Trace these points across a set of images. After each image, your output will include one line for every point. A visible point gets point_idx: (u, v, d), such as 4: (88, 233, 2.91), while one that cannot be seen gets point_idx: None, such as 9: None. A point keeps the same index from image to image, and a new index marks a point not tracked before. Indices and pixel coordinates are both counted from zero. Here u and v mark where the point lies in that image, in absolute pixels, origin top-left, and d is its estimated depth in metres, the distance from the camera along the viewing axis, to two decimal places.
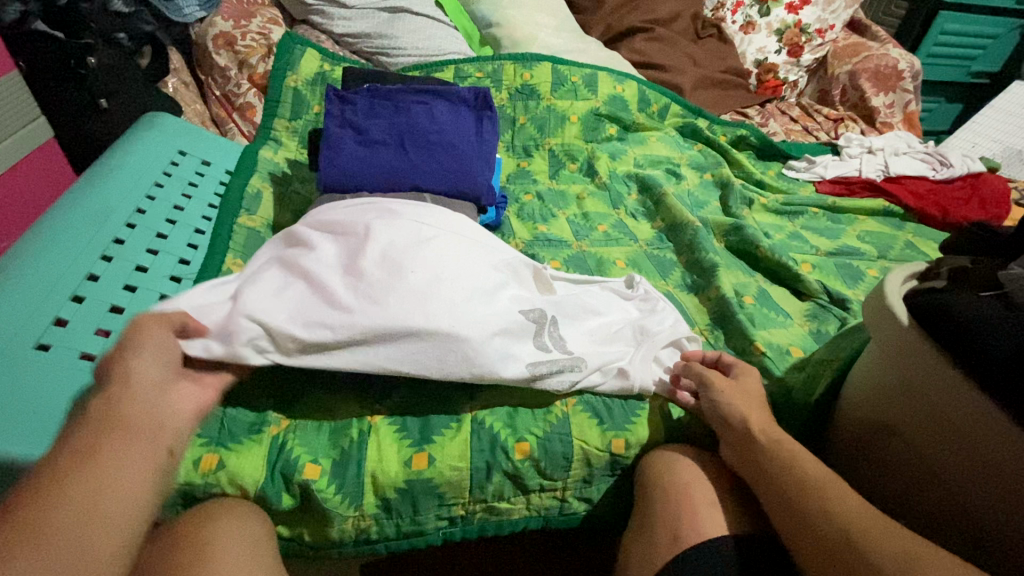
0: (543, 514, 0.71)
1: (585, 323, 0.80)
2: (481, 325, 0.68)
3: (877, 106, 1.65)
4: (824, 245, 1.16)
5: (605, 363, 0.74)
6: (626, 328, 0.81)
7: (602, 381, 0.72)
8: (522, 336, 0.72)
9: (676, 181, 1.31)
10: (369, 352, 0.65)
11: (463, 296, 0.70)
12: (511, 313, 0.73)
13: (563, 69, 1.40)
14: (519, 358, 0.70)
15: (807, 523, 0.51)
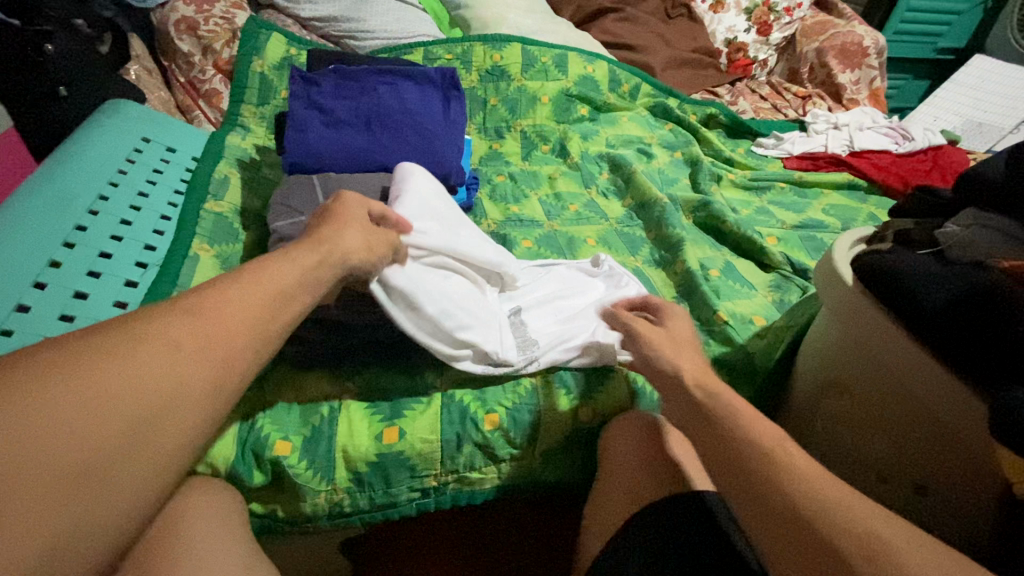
0: (514, 482, 0.73)
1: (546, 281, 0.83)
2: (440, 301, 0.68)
3: (845, 82, 1.68)
4: (790, 219, 1.19)
5: (565, 341, 0.75)
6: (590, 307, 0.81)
7: (565, 356, 0.73)
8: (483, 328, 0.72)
9: (647, 159, 1.33)
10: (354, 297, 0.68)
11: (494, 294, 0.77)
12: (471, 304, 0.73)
13: (533, 50, 1.40)
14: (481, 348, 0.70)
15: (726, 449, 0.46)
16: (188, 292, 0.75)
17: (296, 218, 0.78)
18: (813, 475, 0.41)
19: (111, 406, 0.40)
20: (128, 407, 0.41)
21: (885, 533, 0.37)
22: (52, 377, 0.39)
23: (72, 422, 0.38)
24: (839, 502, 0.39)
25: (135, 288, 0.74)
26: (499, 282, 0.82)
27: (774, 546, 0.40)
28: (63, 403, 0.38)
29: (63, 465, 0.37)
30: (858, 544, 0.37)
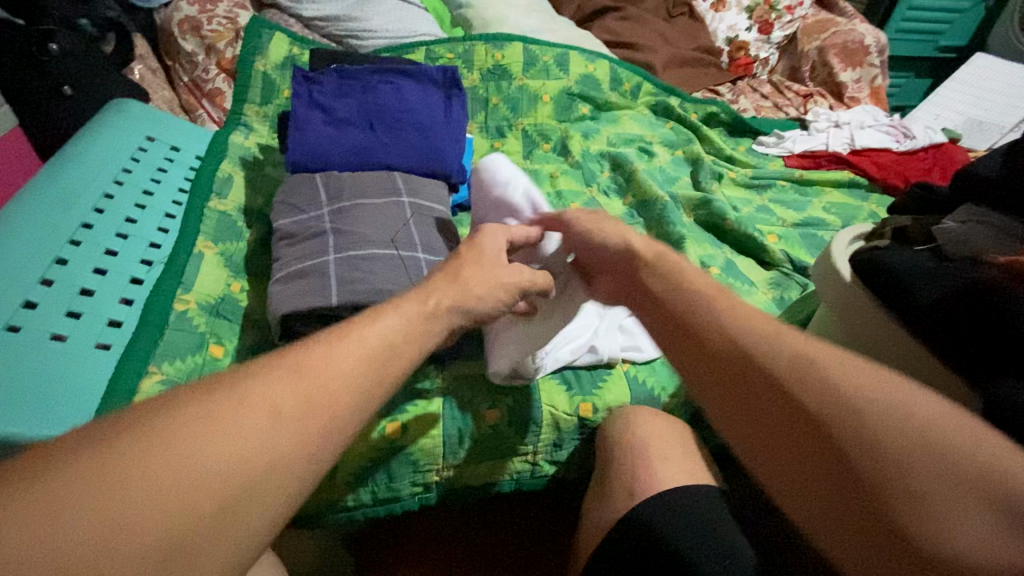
0: (515, 478, 0.74)
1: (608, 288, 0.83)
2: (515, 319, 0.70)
3: (845, 81, 1.68)
4: (791, 217, 1.19)
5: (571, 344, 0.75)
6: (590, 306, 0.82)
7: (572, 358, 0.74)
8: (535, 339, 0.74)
9: (648, 158, 1.33)
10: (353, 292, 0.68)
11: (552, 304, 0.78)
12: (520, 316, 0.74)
13: (535, 48, 1.40)
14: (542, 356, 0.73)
15: (690, 330, 0.44)
16: (193, 289, 0.76)
17: (299, 216, 0.79)
18: (796, 350, 0.39)
19: (268, 428, 0.34)
20: (292, 428, 0.35)
21: (860, 399, 0.35)
22: (157, 422, 0.32)
23: (229, 445, 0.32)
24: (814, 375, 0.37)
25: (140, 285, 0.75)
26: None
27: (746, 420, 0.38)
28: (208, 430, 0.33)
29: (222, 490, 0.31)
30: (829, 417, 0.35)
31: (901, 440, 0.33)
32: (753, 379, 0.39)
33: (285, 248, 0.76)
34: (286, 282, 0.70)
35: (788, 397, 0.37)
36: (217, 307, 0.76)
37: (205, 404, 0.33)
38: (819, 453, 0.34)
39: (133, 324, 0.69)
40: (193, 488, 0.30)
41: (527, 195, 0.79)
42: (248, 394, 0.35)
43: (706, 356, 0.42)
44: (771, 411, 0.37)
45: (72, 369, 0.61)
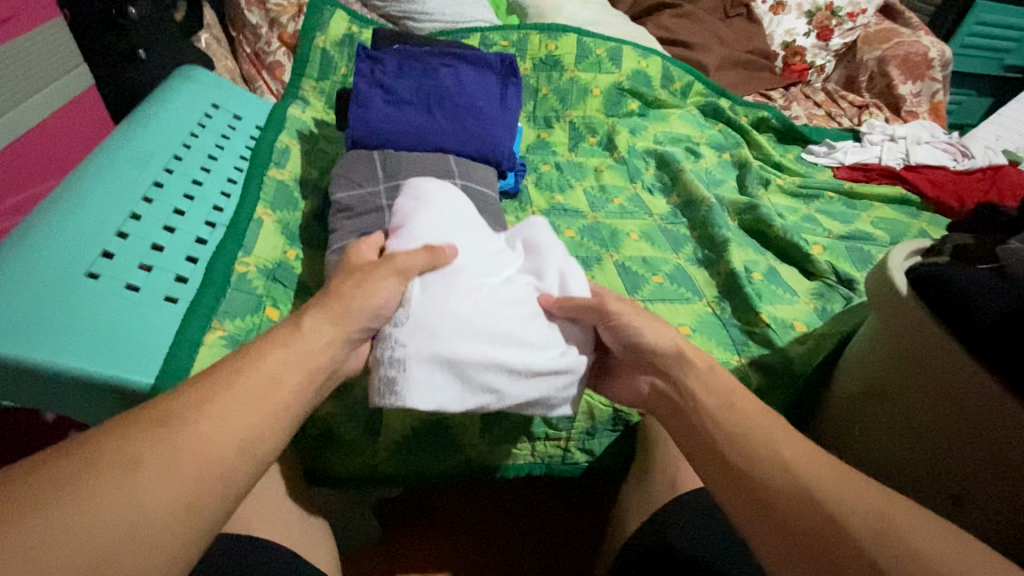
0: (546, 462, 0.77)
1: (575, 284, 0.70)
2: (461, 343, 0.61)
3: (905, 94, 1.63)
4: (836, 229, 1.18)
5: (476, 385, 0.62)
6: (532, 325, 0.66)
7: (479, 398, 0.62)
8: (452, 368, 0.61)
9: (695, 159, 1.33)
10: None
11: (508, 322, 0.65)
12: (449, 339, 0.61)
13: (589, 41, 1.40)
14: (450, 383, 0.61)
15: (726, 463, 0.50)
16: (253, 253, 0.79)
17: (355, 191, 0.81)
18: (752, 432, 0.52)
19: (152, 482, 0.39)
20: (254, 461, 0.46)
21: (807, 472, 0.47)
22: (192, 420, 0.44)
23: (108, 513, 0.36)
24: None
25: (204, 245, 0.78)
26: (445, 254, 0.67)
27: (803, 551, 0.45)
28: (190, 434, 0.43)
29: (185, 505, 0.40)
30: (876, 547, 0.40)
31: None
32: (794, 515, 0.44)
33: (340, 220, 0.79)
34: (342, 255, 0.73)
35: (823, 522, 0.43)
36: (273, 271, 0.80)
37: (78, 474, 0.38)
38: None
39: (198, 281, 0.73)
40: (79, 547, 0.35)
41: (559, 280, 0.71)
42: (124, 467, 0.39)
43: (737, 494, 0.48)
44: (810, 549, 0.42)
45: (145, 317, 0.65)
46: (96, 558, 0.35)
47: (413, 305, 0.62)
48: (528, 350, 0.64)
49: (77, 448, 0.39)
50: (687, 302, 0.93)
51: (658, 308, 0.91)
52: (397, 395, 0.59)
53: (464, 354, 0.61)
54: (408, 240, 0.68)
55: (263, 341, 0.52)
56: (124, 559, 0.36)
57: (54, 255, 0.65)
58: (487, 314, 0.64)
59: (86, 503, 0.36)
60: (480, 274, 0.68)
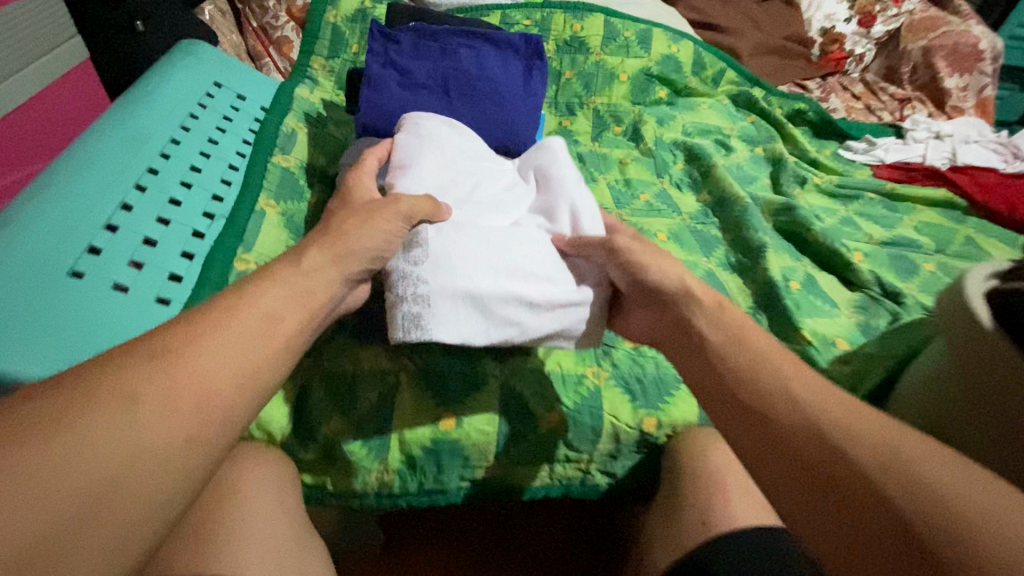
0: (564, 484, 0.70)
1: (589, 223, 0.70)
2: (480, 278, 0.61)
3: (950, 88, 1.53)
4: (878, 233, 1.10)
5: (499, 318, 0.61)
6: (547, 260, 0.66)
7: (501, 331, 0.61)
8: (473, 303, 0.60)
9: (726, 153, 1.24)
10: None
11: (524, 258, 0.65)
12: (468, 274, 0.60)
13: (617, 23, 1.31)
14: (472, 318, 0.60)
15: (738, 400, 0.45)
16: (253, 249, 0.73)
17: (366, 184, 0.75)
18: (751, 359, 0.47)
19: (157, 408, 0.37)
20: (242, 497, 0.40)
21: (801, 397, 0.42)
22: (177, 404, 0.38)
23: (107, 445, 0.34)
24: None
25: (201, 240, 0.73)
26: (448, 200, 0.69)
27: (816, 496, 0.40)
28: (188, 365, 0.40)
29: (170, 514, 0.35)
30: (902, 491, 0.33)
31: (977, 523, 0.30)
32: (801, 452, 0.39)
33: None
34: None
35: (831, 453, 0.37)
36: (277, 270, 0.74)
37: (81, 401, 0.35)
38: (876, 527, 0.33)
39: (193, 281, 0.67)
40: (82, 475, 0.33)
41: (569, 215, 0.71)
42: (115, 400, 0.36)
43: (748, 432, 0.43)
44: (822, 487, 0.36)
45: (134, 321, 0.59)
46: (96, 489, 0.33)
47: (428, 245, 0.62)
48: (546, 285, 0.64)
49: (58, 385, 0.36)
50: None
51: None
52: (421, 331, 0.58)
53: (485, 289, 0.60)
54: (414, 181, 0.68)
55: (244, 288, 0.48)
56: (130, 487, 0.34)
57: (34, 249, 0.59)
58: (502, 251, 0.64)
59: (86, 435, 0.34)
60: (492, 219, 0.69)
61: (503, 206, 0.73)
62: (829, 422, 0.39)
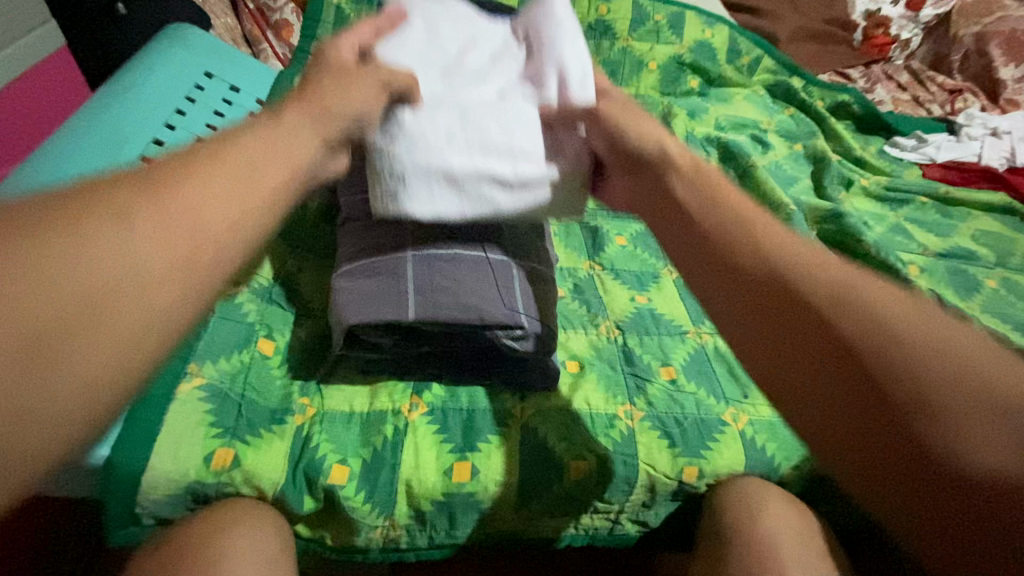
0: (590, 533, 0.63)
1: (579, 86, 0.55)
2: (450, 145, 0.52)
3: (1005, 79, 1.41)
4: (934, 244, 1.00)
5: (474, 194, 0.53)
6: (530, 126, 0.55)
7: (479, 206, 0.54)
8: (441, 176, 0.52)
9: (763, 150, 1.13)
10: (436, 307, 0.56)
11: (504, 124, 0.54)
12: (435, 144, 0.52)
13: (647, 5, 1.19)
14: (441, 194, 0.52)
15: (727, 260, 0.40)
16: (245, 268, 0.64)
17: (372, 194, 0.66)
18: (753, 245, 0.40)
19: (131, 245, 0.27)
20: None
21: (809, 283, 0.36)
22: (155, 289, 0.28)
23: (61, 288, 0.25)
24: None
25: None
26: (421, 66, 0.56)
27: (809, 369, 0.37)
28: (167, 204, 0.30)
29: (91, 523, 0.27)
30: (902, 369, 0.30)
31: (971, 402, 0.28)
32: (794, 325, 0.35)
33: (352, 231, 0.63)
34: (354, 278, 0.58)
35: (824, 329, 0.34)
36: (272, 292, 0.65)
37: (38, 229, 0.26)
38: (865, 405, 0.31)
39: None
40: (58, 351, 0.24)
41: (561, 78, 0.56)
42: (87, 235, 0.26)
43: (730, 297, 0.39)
44: (814, 362, 0.34)
45: None
46: (38, 338, 0.23)
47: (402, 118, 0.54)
48: (527, 155, 0.54)
49: (30, 200, 0.27)
50: None
51: None
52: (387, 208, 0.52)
53: (456, 164, 0.52)
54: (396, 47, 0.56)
55: (253, 140, 0.36)
56: (74, 352, 0.24)
57: None
58: (478, 116, 0.54)
59: (39, 267, 0.25)
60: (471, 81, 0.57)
61: (489, 73, 0.59)
62: (826, 293, 0.35)
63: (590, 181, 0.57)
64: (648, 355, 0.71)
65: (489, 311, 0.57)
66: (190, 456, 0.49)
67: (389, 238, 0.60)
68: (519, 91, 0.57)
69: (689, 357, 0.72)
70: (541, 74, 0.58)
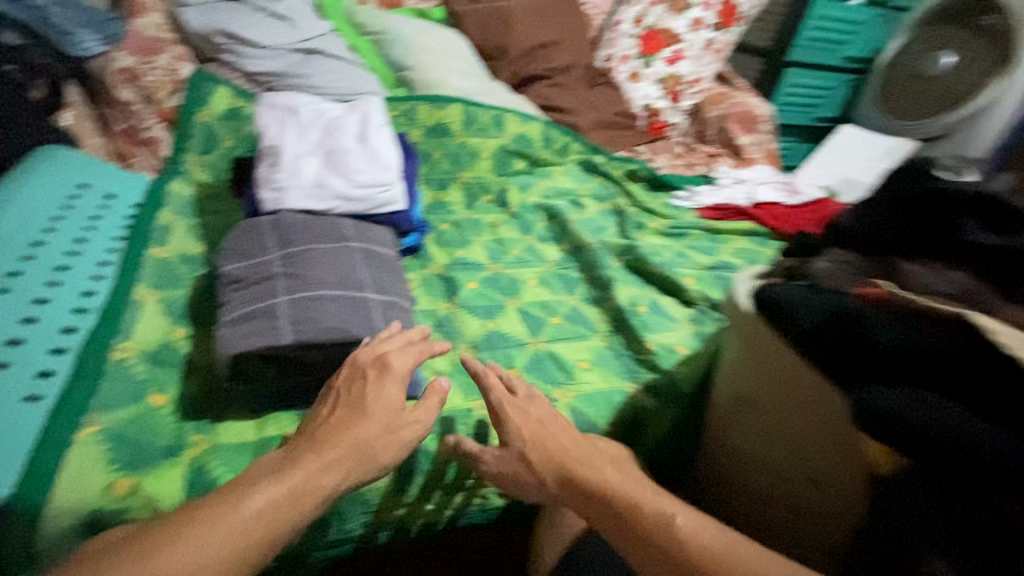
0: (466, 511, 0.78)
1: (306, 107, 1.02)
2: (310, 142, 0.96)
3: (745, 143, 1.85)
4: (703, 261, 1.30)
5: (330, 133, 0.98)
6: (317, 119, 1.00)
7: (341, 131, 0.99)
8: (328, 141, 0.96)
9: (579, 210, 1.43)
10: (309, 329, 0.71)
11: (312, 125, 0.99)
12: (308, 145, 0.95)
13: (472, 109, 1.50)
14: (337, 141, 0.97)
15: (598, 501, 0.59)
16: (130, 338, 0.76)
17: (248, 260, 0.80)
18: (605, 488, 0.59)
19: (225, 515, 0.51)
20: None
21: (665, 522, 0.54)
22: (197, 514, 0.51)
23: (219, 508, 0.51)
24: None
25: (73, 334, 0.74)
26: (298, 152, 0.93)
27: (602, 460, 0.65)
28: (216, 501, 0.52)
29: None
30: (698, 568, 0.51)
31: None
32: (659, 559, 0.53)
33: (232, 291, 0.77)
34: (236, 323, 0.72)
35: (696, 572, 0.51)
36: (157, 353, 0.76)
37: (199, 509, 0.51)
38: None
39: (65, 373, 0.69)
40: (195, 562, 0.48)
41: (304, 110, 1.01)
42: (261, 475, 0.55)
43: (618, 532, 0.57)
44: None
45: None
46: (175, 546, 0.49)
47: (280, 96, 1.03)
48: (321, 117, 1.01)
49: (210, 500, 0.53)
50: (585, 340, 0.99)
51: (560, 346, 0.96)
52: (346, 153, 0.94)
53: (319, 136, 0.97)
54: (287, 157, 0.92)
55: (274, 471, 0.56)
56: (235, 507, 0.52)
57: None
58: (307, 133, 0.97)
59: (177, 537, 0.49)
60: (296, 134, 0.96)
61: (296, 127, 0.98)
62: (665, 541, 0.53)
63: (349, 107, 1.04)
64: (495, 363, 0.91)
65: (353, 330, 0.72)
66: (92, 484, 0.60)
67: (267, 291, 0.75)
68: (301, 120, 0.99)
69: (528, 360, 0.93)
70: (291, 114, 1.00)
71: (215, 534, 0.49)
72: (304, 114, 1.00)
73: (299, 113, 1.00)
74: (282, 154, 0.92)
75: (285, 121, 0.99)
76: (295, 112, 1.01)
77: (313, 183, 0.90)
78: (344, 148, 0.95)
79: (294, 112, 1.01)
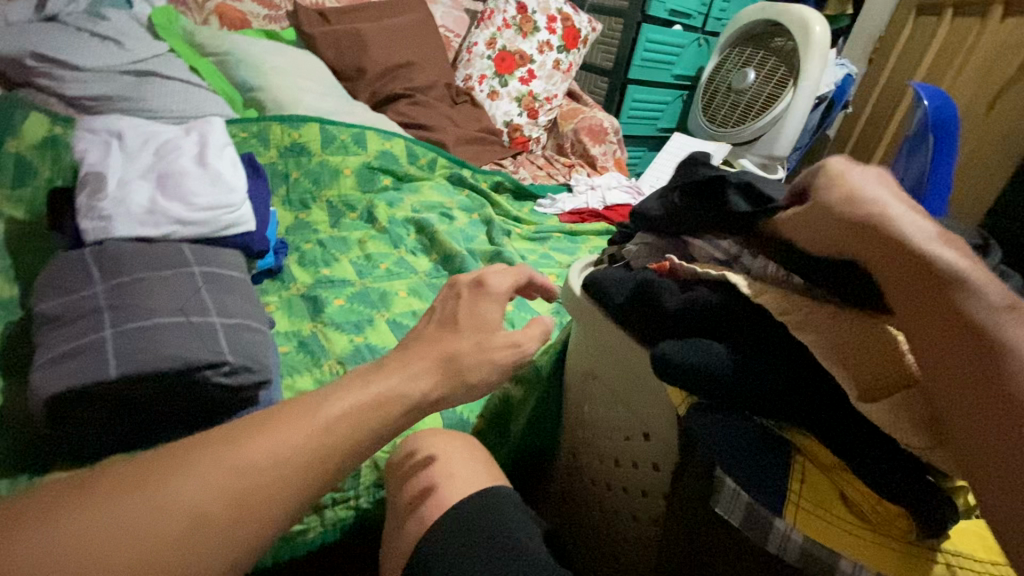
0: (339, 526, 0.78)
1: (134, 129, 0.96)
2: (140, 165, 0.90)
3: (596, 155, 2.03)
4: (566, 260, 1.42)
5: (164, 156, 0.93)
6: (148, 141, 0.95)
7: (177, 153, 0.95)
8: (161, 165, 0.92)
9: (449, 221, 1.48)
10: (141, 361, 0.66)
11: (142, 148, 0.93)
12: (138, 169, 0.90)
13: (331, 128, 1.50)
14: (172, 164, 0.92)
15: (900, 280, 0.47)
16: None
17: (67, 296, 0.73)
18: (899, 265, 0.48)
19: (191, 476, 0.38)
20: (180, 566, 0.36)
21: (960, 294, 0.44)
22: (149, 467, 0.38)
23: (185, 474, 0.38)
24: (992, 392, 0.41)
25: None
26: (124, 176, 0.88)
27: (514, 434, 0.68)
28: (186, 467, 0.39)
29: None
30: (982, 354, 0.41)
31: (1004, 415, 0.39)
32: (949, 347, 0.43)
33: (49, 330, 0.71)
34: (53, 363, 0.66)
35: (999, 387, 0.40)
36: None
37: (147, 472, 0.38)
38: (976, 364, 0.41)
39: None
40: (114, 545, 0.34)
41: (132, 133, 0.95)
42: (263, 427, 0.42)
43: (915, 302, 0.46)
44: (934, 343, 0.44)
45: None
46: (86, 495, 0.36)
47: (102, 119, 0.96)
48: (153, 140, 0.96)
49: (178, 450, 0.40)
50: None
51: None
52: (183, 175, 0.91)
53: (151, 159, 0.92)
54: (111, 183, 0.86)
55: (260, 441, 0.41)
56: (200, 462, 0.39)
57: None
58: (136, 156, 0.92)
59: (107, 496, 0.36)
60: (123, 158, 0.90)
61: (121, 151, 0.92)
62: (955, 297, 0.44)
63: (186, 128, 1.00)
64: None
65: (195, 356, 0.69)
66: None
67: (91, 327, 0.70)
68: (128, 144, 0.93)
69: None
70: (117, 137, 0.94)
71: (261, 447, 0.41)
72: (133, 136, 0.95)
73: (126, 136, 0.94)
74: (106, 180, 0.86)
75: (109, 145, 0.92)
76: (120, 135, 0.94)
77: (144, 209, 0.85)
78: (181, 171, 0.91)
79: (120, 135, 0.94)
